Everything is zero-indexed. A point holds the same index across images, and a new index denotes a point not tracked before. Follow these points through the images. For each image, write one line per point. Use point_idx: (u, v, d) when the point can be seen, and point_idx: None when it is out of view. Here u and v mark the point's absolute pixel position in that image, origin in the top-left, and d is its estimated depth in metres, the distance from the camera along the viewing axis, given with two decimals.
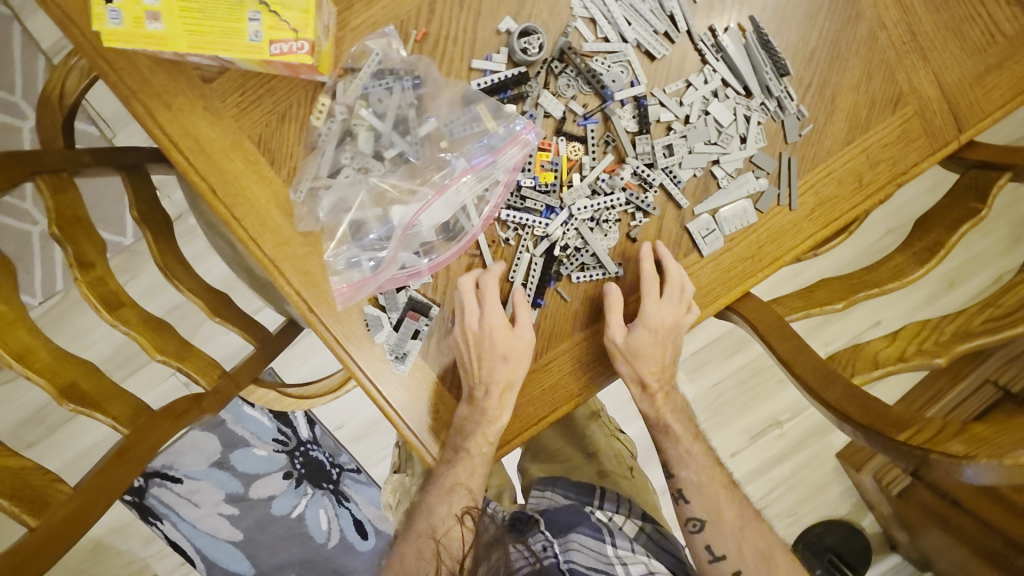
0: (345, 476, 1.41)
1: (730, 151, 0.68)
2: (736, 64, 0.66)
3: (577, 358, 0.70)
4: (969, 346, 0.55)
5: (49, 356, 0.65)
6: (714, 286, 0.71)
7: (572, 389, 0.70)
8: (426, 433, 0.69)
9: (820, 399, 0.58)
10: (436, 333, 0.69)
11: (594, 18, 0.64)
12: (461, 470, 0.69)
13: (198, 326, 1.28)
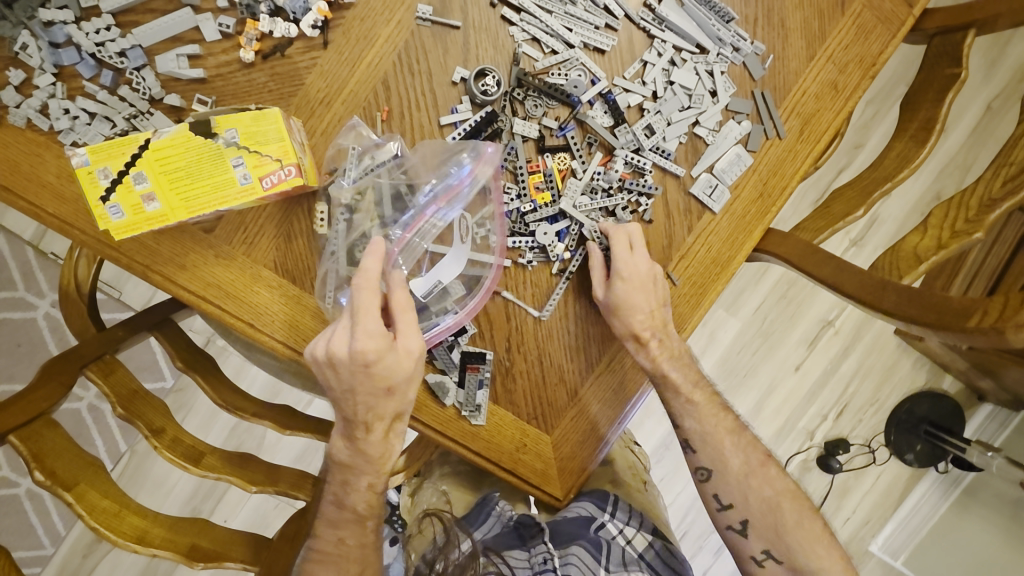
0: None
1: (706, 108, 0.69)
2: (682, 28, 0.67)
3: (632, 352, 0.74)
4: (1003, 209, 0.57)
5: (162, 530, 0.67)
6: (735, 235, 0.73)
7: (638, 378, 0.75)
8: (523, 465, 0.74)
9: (878, 309, 0.61)
10: (498, 375, 0.72)
11: (537, 37, 0.65)
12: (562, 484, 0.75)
13: (262, 436, 1.31)
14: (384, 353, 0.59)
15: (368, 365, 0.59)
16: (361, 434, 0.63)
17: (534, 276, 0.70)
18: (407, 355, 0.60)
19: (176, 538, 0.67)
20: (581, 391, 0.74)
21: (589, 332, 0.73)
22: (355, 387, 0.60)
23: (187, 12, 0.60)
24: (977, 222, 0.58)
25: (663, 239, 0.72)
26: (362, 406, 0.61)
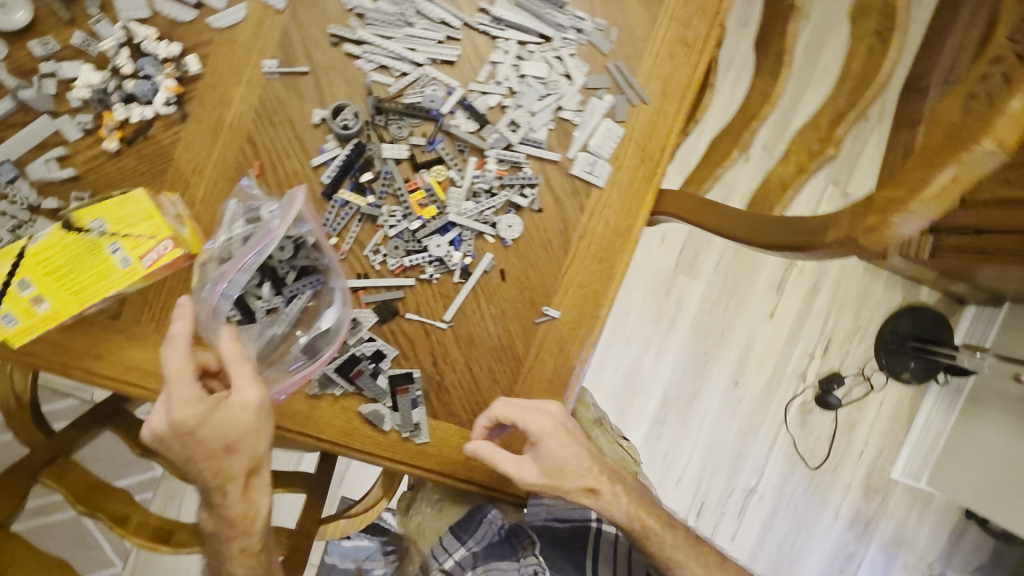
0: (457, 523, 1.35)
1: (564, 92, 0.71)
2: (520, 23, 0.69)
3: (557, 338, 0.76)
4: (846, 123, 0.59)
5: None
6: (626, 206, 0.75)
7: (569, 363, 0.76)
8: (476, 470, 0.76)
9: (759, 243, 0.63)
10: (430, 390, 0.73)
11: (385, 64, 0.68)
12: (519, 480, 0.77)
13: None
14: (209, 415, 0.57)
15: (191, 433, 0.57)
16: (220, 499, 0.61)
17: (442, 287, 0.72)
18: (243, 408, 0.58)
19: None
20: (516, 388, 0.76)
21: (510, 330, 0.75)
22: (190, 455, 0.58)
23: (45, 120, 0.62)
24: (827, 141, 0.60)
25: (559, 223, 0.74)
26: (208, 473, 0.59)
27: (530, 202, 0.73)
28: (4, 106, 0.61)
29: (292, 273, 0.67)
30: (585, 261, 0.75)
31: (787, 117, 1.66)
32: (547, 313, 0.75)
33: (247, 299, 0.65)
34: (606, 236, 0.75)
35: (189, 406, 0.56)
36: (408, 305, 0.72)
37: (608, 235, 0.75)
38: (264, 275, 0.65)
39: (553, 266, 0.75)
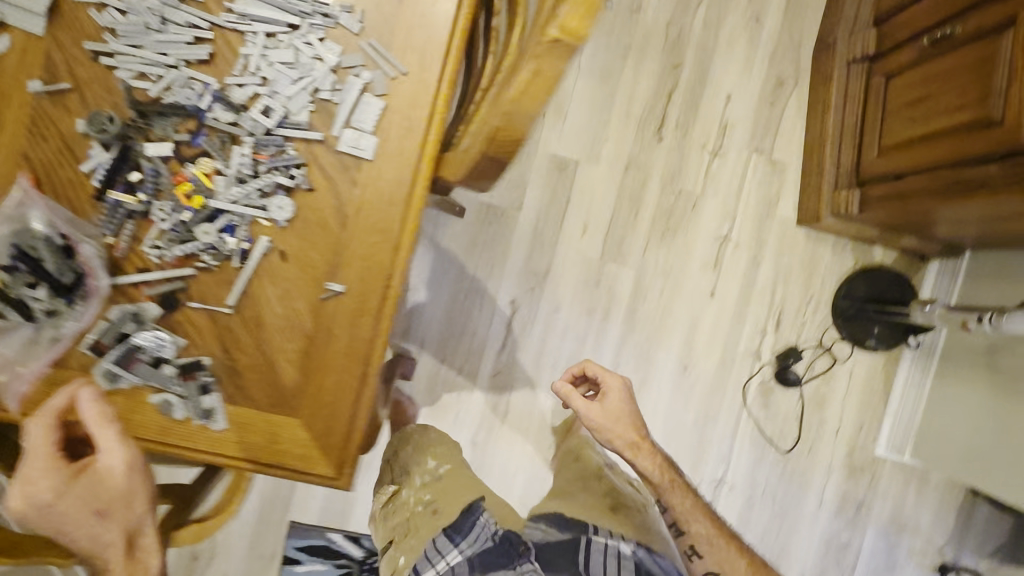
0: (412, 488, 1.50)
1: (317, 74, 0.74)
2: (264, 15, 0.73)
3: (347, 313, 0.77)
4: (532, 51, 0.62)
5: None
6: (401, 174, 0.77)
7: (364, 336, 0.77)
8: (282, 451, 0.76)
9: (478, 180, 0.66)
10: (223, 377, 0.76)
11: (141, 70, 0.73)
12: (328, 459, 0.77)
13: None
14: (96, 484, 0.69)
15: (48, 506, 0.66)
16: (63, 538, 0.69)
17: (223, 274, 0.75)
18: (112, 472, 0.69)
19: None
20: (312, 367, 0.77)
21: (298, 308, 0.76)
22: (60, 522, 0.68)
23: None
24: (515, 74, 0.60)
25: (333, 200, 0.76)
26: (76, 538, 0.69)
27: (297, 182, 0.75)
28: None
29: (68, 275, 0.72)
30: (367, 233, 0.77)
31: (695, 93, 1.63)
32: (332, 289, 0.76)
33: (26, 303, 0.71)
34: (383, 207, 0.77)
35: (50, 479, 0.67)
36: (191, 295, 0.75)
37: (385, 206, 0.77)
38: (41, 278, 0.71)
39: (333, 242, 0.76)
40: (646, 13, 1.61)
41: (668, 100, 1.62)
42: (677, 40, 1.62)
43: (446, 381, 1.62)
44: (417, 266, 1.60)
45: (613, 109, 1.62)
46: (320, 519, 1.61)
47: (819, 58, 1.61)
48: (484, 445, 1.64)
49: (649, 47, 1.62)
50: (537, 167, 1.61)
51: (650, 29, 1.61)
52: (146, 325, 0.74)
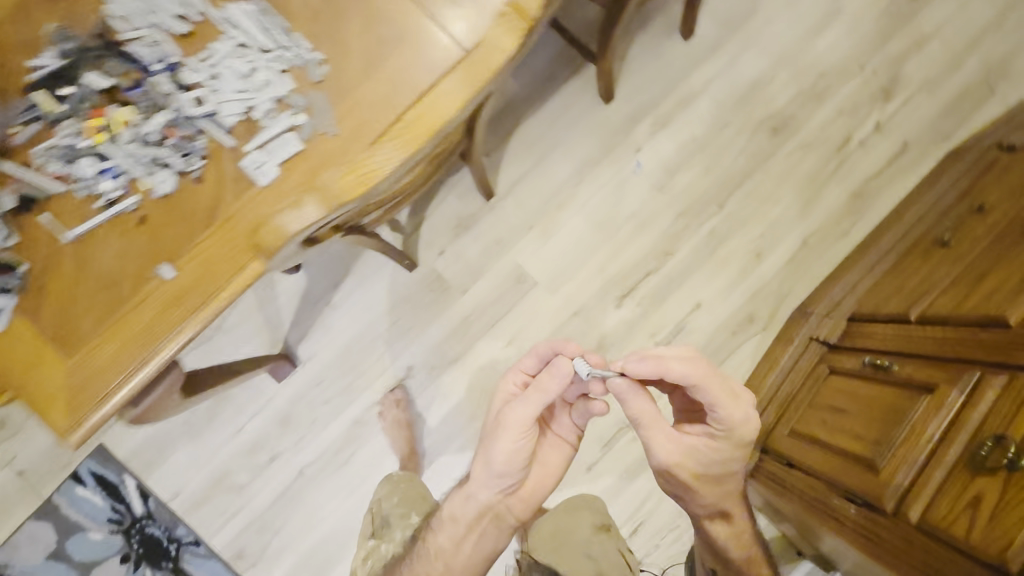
0: (329, 311, 1.62)
1: (261, 95, 0.80)
2: (248, 31, 0.80)
3: (152, 308, 0.78)
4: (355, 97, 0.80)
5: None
6: (183, 225, 0.79)
7: (142, 349, 0.78)
8: (41, 397, 0.77)
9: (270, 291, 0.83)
10: (31, 287, 0.78)
11: (122, 16, 0.80)
12: (53, 395, 0.77)
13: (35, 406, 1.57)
14: None
15: None
16: None
17: (83, 201, 0.79)
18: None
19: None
20: (96, 333, 0.78)
21: (127, 270, 0.79)
22: None
23: None
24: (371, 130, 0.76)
25: (209, 199, 0.79)
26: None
27: (187, 169, 0.79)
28: None
29: None
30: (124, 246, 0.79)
31: (670, 285, 1.67)
32: (161, 269, 0.78)
33: None
34: (175, 223, 0.79)
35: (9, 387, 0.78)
36: (45, 195, 0.78)
37: (182, 230, 0.79)
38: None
39: (168, 217, 0.79)
40: (664, 196, 1.68)
41: (642, 278, 1.67)
42: (680, 234, 1.67)
43: (306, 405, 1.61)
44: (346, 290, 1.63)
45: (591, 259, 1.67)
46: (123, 458, 1.59)
47: (792, 320, 1.63)
48: (310, 479, 1.60)
49: (650, 226, 1.68)
50: (498, 269, 1.66)
51: (659, 210, 1.68)
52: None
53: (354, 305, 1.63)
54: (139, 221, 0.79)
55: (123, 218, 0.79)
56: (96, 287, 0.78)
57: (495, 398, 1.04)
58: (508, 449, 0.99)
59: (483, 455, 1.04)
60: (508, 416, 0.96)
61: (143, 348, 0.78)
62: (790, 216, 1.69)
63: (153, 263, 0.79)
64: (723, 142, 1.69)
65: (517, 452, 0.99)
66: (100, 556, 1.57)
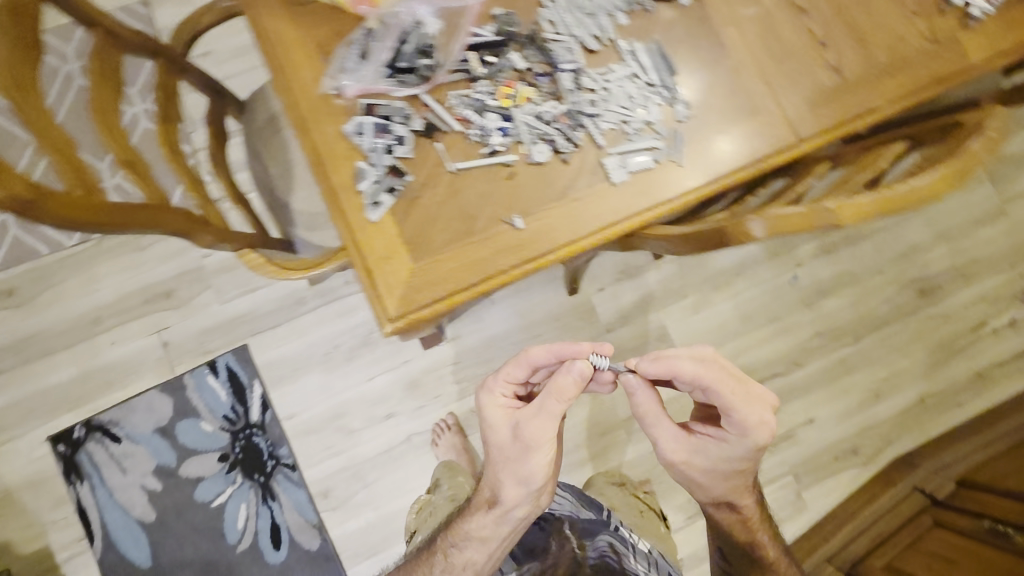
0: (486, 302, 1.74)
1: (636, 116, 0.97)
2: (643, 65, 0.98)
3: (494, 247, 0.92)
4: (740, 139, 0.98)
5: (35, 125, 0.71)
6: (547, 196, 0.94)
7: (476, 276, 0.92)
8: (383, 285, 0.90)
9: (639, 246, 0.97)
10: (405, 196, 0.92)
11: (553, 21, 0.98)
12: (394, 287, 0.90)
13: (202, 290, 1.68)
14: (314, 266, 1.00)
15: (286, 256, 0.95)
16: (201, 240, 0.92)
17: (472, 145, 0.94)
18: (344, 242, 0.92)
19: (31, 121, 0.70)
20: (443, 250, 0.92)
21: (485, 209, 0.93)
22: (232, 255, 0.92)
23: None
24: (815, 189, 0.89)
25: (568, 179, 0.95)
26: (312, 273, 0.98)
27: (561, 150, 0.95)
28: None
29: (406, 49, 0.94)
30: (487, 191, 0.93)
31: (790, 393, 1.78)
32: (513, 220, 0.93)
33: (369, 51, 0.94)
34: (540, 189, 0.94)
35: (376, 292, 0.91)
36: (444, 129, 0.94)
37: (541, 196, 0.94)
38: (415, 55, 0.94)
39: (530, 180, 0.94)
40: (809, 312, 1.81)
41: (768, 378, 1.78)
42: (814, 351, 1.80)
43: (436, 379, 1.72)
44: (508, 290, 1.75)
45: (728, 344, 1.79)
46: (259, 365, 1.67)
47: (894, 465, 1.72)
48: (415, 447, 1.68)
49: (789, 334, 1.80)
50: (644, 322, 1.79)
51: (801, 323, 1.81)
52: (405, 127, 0.93)
53: (509, 306, 1.75)
54: (510, 176, 0.94)
55: (498, 170, 0.94)
56: (456, 214, 0.93)
57: (487, 413, 0.98)
58: (539, 464, 0.93)
59: (509, 476, 0.96)
60: (529, 430, 0.91)
61: (477, 276, 0.92)
62: (915, 371, 1.81)
63: (508, 211, 0.93)
64: (876, 284, 1.84)
65: (544, 467, 0.94)
66: (203, 446, 1.62)
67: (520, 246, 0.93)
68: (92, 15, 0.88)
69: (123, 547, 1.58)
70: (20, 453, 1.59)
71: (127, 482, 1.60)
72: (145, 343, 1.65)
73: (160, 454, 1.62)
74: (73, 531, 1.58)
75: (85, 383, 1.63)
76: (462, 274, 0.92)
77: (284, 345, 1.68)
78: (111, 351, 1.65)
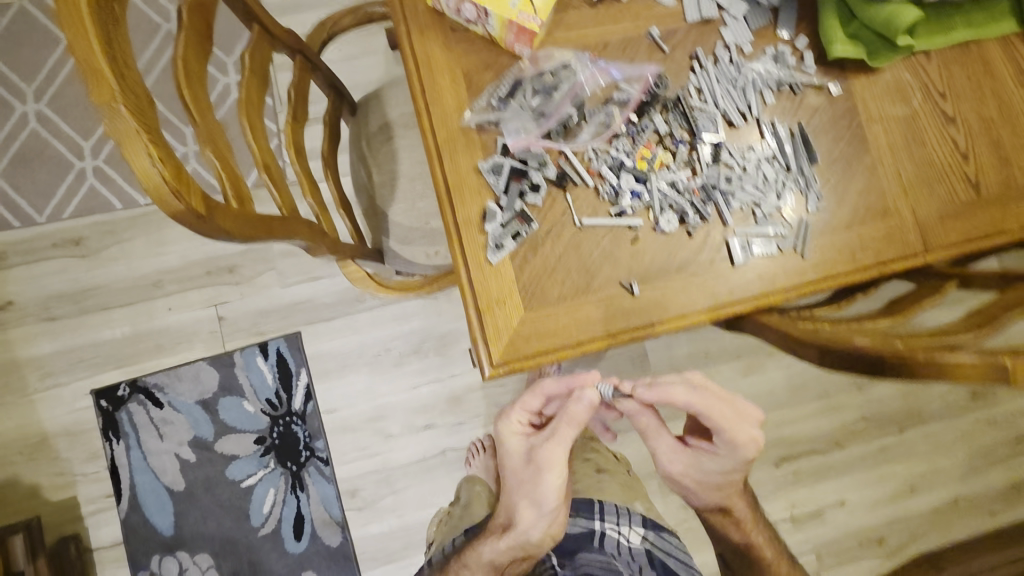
0: None
1: (769, 199, 0.95)
2: (784, 149, 0.96)
3: (607, 309, 0.91)
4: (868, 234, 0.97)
5: (203, 130, 0.71)
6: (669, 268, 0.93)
7: (584, 334, 0.91)
8: (491, 328, 0.89)
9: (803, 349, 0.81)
10: (528, 243, 0.91)
11: (700, 88, 0.97)
12: (501, 331, 0.89)
13: (265, 270, 1.67)
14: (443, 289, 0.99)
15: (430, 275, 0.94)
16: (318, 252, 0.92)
17: (601, 202, 0.93)
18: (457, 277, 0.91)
19: (200, 124, 0.70)
20: (556, 303, 0.91)
21: (603, 269, 0.92)
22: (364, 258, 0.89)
23: None
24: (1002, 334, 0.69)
25: (690, 252, 0.94)
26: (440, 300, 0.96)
27: (689, 223, 0.94)
28: None
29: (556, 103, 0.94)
30: (606, 252, 0.92)
31: (826, 472, 1.77)
32: (631, 285, 0.92)
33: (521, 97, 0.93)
34: (661, 259, 0.93)
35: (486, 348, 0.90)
36: (576, 182, 0.93)
37: (662, 265, 0.93)
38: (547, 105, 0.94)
39: (652, 246, 0.93)
40: (859, 394, 1.80)
41: (808, 453, 1.77)
42: (857, 434, 1.78)
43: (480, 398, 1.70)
44: None
45: (774, 412, 1.77)
46: (309, 355, 1.67)
47: (920, 563, 1.70)
48: (448, 462, 1.67)
49: (836, 412, 1.79)
50: (694, 377, 1.77)
51: (850, 404, 1.79)
52: (539, 174, 0.92)
53: None
54: (633, 239, 0.93)
55: (623, 232, 0.93)
56: (574, 268, 0.92)
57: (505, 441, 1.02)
58: (554, 484, 0.95)
59: (526, 498, 0.98)
60: (541, 455, 0.95)
61: (585, 334, 0.91)
62: (955, 471, 1.79)
63: (626, 275, 0.92)
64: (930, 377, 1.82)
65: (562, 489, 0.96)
66: (243, 427, 1.63)
67: (633, 313, 0.92)
68: (254, 13, 0.88)
69: (148, 512, 1.58)
70: (65, 400, 1.61)
71: (162, 448, 1.61)
72: (202, 314, 1.66)
73: (198, 426, 1.62)
74: (102, 486, 1.59)
75: (138, 343, 1.64)
76: (570, 330, 0.91)
77: (337, 338, 1.68)
78: (167, 315, 1.65)
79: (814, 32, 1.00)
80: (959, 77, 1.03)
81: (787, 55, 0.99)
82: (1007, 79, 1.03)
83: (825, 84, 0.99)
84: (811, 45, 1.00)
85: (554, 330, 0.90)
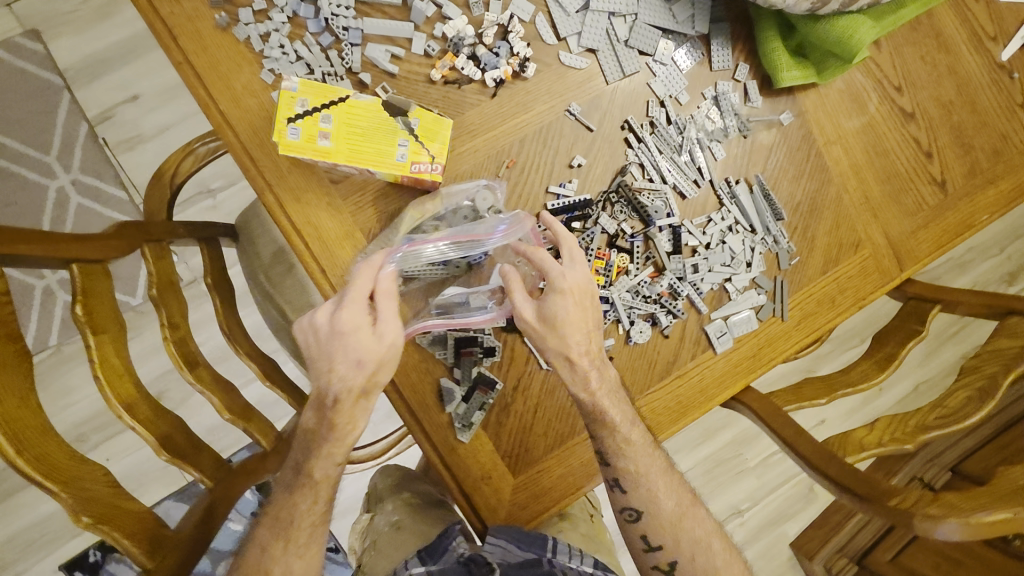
0: None
1: (739, 272, 0.86)
2: (745, 208, 0.85)
3: None
4: (850, 276, 0.90)
5: (69, 498, 0.54)
6: (647, 379, 0.84)
7: (578, 479, 0.83)
8: (478, 510, 0.80)
9: (825, 475, 0.74)
10: (496, 406, 0.81)
11: (643, 165, 0.82)
12: (492, 509, 0.80)
13: None
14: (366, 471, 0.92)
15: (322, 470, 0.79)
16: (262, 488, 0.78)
17: None
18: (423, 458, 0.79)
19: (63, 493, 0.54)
20: (546, 458, 0.82)
21: None
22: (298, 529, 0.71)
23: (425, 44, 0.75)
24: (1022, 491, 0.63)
25: (670, 355, 0.85)
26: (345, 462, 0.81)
27: (664, 326, 0.84)
28: (472, 73, 0.76)
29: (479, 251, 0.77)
30: None
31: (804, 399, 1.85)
32: None
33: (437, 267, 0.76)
34: (647, 374, 0.84)
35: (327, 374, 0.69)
36: None
37: (646, 380, 0.84)
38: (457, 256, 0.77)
39: (623, 361, 0.84)
40: None
41: None
42: None
43: None
44: None
45: None
46: None
47: None
48: None
49: None
50: None
51: None
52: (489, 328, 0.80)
53: None
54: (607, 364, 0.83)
55: None
56: (551, 415, 0.82)
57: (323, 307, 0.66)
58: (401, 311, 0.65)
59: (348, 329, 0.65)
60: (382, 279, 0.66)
61: (581, 475, 0.83)
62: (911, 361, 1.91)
63: None
64: None
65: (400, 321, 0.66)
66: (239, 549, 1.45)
67: None
68: (67, 255, 0.64)
69: None
70: None
71: None
72: None
73: None
74: None
75: None
76: (567, 479, 0.83)
77: None
78: None
79: (753, 53, 0.85)
80: (914, 61, 0.91)
81: (730, 94, 0.84)
82: (962, 50, 0.93)
83: (775, 115, 0.86)
84: (752, 70, 0.85)
85: (548, 485, 0.82)
